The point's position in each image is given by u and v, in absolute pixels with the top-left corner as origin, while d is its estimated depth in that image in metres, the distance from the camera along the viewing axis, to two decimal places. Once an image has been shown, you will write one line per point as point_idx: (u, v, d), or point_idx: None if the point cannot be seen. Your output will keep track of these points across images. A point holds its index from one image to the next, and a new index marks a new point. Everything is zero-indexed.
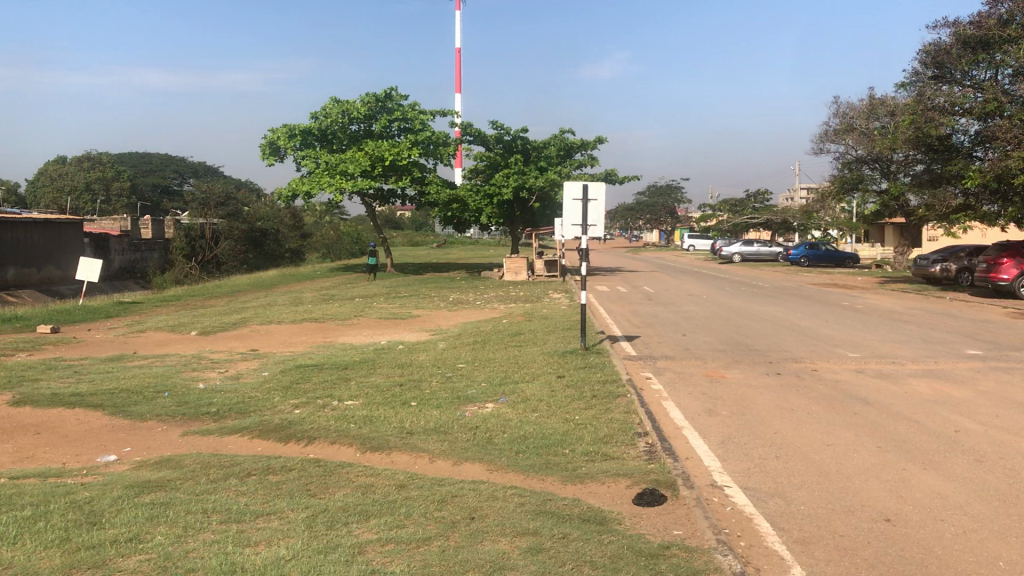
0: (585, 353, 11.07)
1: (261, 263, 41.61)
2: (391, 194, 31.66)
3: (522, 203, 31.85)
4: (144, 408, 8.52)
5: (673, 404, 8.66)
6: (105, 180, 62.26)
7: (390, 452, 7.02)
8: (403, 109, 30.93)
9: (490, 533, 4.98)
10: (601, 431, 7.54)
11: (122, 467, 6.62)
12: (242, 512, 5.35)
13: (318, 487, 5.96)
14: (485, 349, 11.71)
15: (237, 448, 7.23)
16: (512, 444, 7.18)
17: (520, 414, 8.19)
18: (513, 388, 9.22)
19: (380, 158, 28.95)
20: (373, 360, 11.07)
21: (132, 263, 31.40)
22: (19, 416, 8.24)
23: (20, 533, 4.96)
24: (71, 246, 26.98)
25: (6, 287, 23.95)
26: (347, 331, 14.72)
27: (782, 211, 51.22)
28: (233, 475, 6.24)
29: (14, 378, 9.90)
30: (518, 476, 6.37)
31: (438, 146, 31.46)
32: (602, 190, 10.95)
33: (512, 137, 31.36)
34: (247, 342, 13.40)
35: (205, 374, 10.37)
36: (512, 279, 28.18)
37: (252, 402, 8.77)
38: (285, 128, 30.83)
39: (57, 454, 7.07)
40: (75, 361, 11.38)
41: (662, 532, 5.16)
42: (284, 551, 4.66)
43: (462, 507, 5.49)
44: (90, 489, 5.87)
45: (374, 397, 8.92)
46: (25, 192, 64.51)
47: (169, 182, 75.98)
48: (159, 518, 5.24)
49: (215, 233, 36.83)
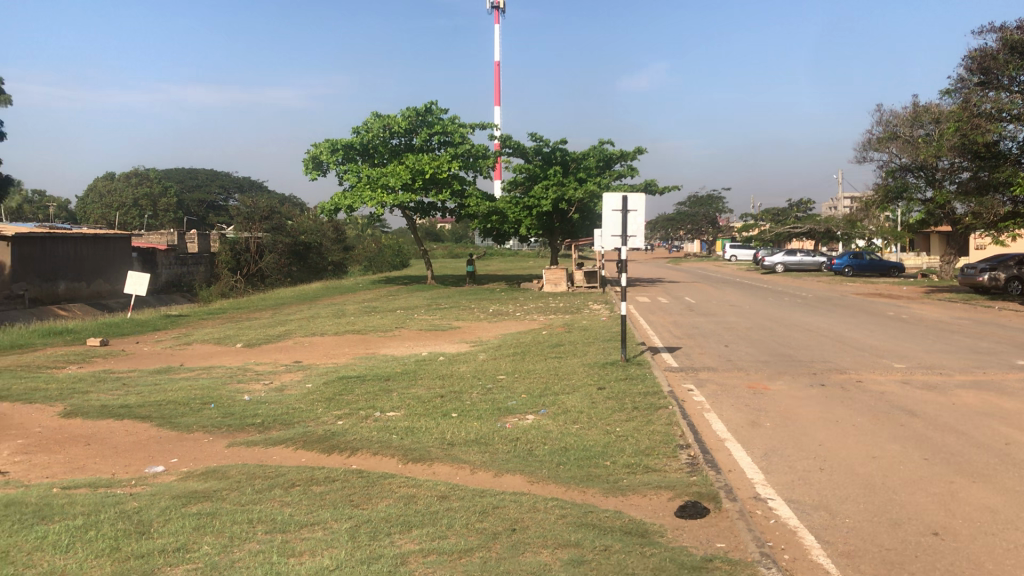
0: (627, 365, 11.04)
1: (304, 275, 42.20)
2: (431, 206, 31.87)
3: (562, 215, 31.74)
4: (191, 420, 8.66)
5: (714, 416, 8.59)
6: (153, 197, 63.43)
7: (431, 464, 7.07)
8: (443, 122, 31.05)
9: (531, 545, 4.99)
10: (643, 443, 7.51)
11: (169, 478, 6.75)
12: (287, 523, 5.42)
13: (361, 498, 6.01)
14: (525, 361, 11.74)
15: (282, 458, 7.34)
16: (553, 456, 7.20)
17: (560, 426, 8.17)
18: (553, 400, 9.23)
19: (420, 171, 29.16)
20: (414, 372, 11.14)
21: (179, 276, 32.24)
22: (70, 428, 8.41)
23: (72, 542, 5.09)
24: (120, 261, 27.64)
25: (56, 301, 24.71)
26: (389, 343, 14.84)
27: (825, 221, 50.35)
28: (278, 486, 6.34)
29: (65, 390, 10.10)
30: (559, 488, 6.38)
31: (478, 158, 31.49)
32: (641, 200, 10.83)
33: (552, 149, 31.32)
34: (291, 354, 13.55)
35: (250, 386, 10.49)
36: (552, 290, 28.24)
37: (296, 413, 8.87)
38: (326, 143, 31.04)
39: (106, 464, 7.21)
40: (124, 373, 11.60)
41: (704, 545, 5.13)
42: (329, 561, 4.73)
43: (503, 518, 5.51)
44: (139, 500, 5.99)
45: (414, 409, 8.97)
46: (75, 209, 66.29)
47: (215, 198, 77.25)
48: (207, 528, 5.34)
49: (260, 246, 37.24)
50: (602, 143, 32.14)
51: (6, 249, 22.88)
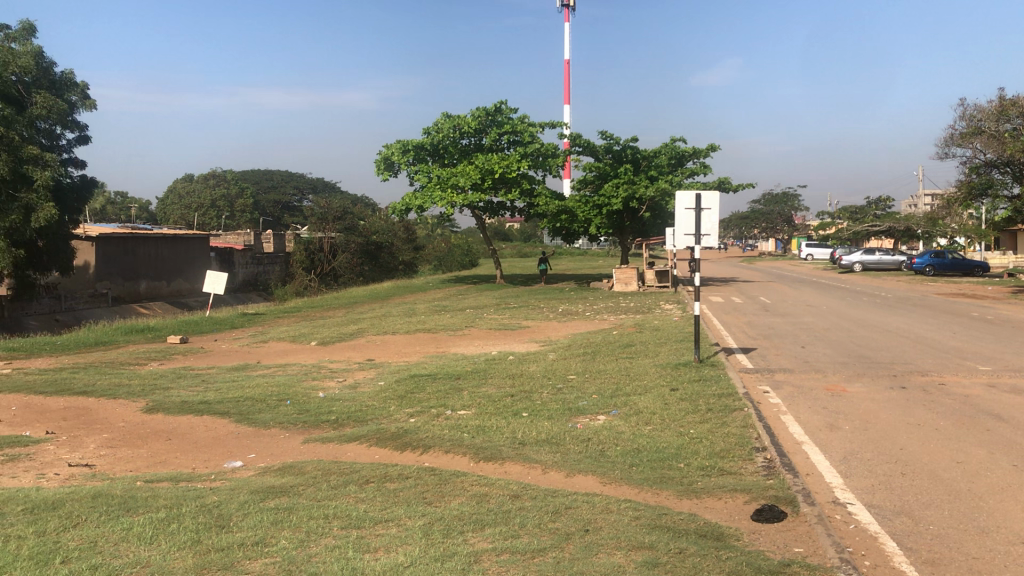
0: (700, 365, 10.87)
1: (375, 275, 42.74)
2: (501, 206, 31.97)
3: (633, 214, 31.45)
4: (268, 416, 8.82)
5: (791, 419, 8.41)
6: (230, 198, 64.92)
7: (503, 463, 7.06)
8: (513, 122, 31.04)
9: (605, 547, 4.94)
10: (717, 445, 7.39)
11: (247, 473, 6.88)
12: (362, 519, 5.47)
13: (434, 496, 6.03)
14: (596, 361, 11.66)
15: (356, 455, 7.42)
16: (625, 457, 7.12)
17: (633, 427, 8.09)
18: (625, 401, 9.14)
19: (490, 171, 29.26)
20: (485, 371, 11.16)
21: (255, 275, 33.02)
22: (153, 423, 8.64)
23: (155, 534, 5.21)
24: (198, 260, 28.41)
25: (137, 299, 25.62)
26: (460, 342, 14.91)
27: (905, 219, 48.95)
28: (352, 482, 6.40)
29: (148, 386, 10.40)
30: (632, 489, 6.31)
31: (548, 157, 31.42)
32: (715, 198, 10.66)
33: (623, 147, 31.08)
34: (363, 352, 13.71)
35: (325, 383, 10.65)
36: (623, 290, 28.13)
37: (369, 410, 8.97)
38: (398, 144, 31.48)
39: (187, 459, 7.38)
40: (203, 370, 11.89)
41: (782, 549, 5.01)
42: (403, 558, 4.75)
43: (576, 519, 5.47)
44: (219, 494, 6.12)
45: (486, 408, 8.98)
46: (156, 211, 68.31)
47: (289, 199, 78.75)
48: (284, 522, 5.42)
49: (333, 246, 37.81)
50: (673, 141, 31.79)
51: (90, 249, 24.11)
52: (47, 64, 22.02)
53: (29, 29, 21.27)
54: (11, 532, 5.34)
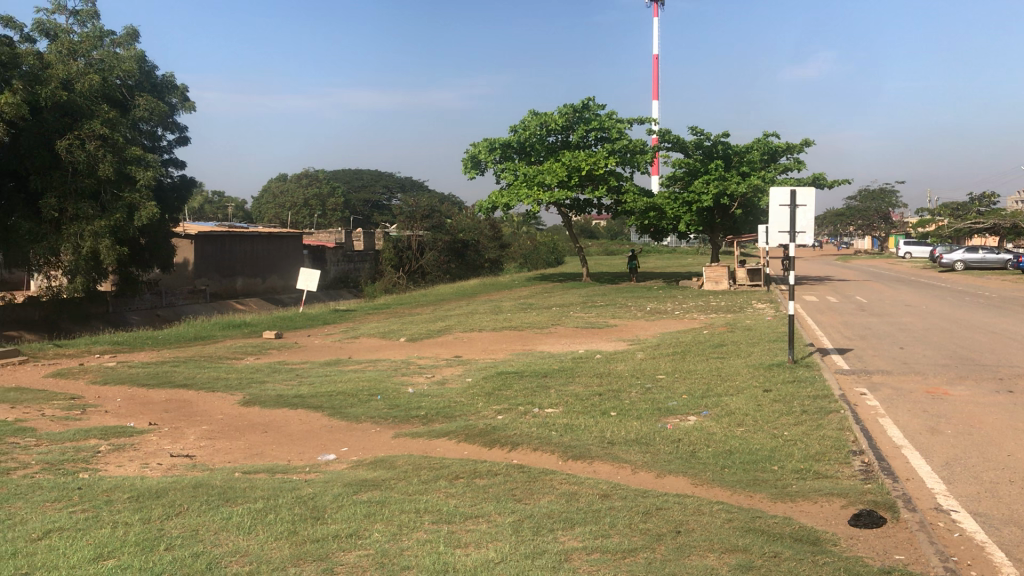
0: (793, 366, 10.62)
1: (462, 273, 43.17)
2: (587, 203, 31.86)
3: (723, 210, 31.01)
4: (359, 410, 8.97)
5: (890, 422, 8.14)
6: (322, 197, 66.36)
7: (592, 461, 7.02)
8: (601, 118, 30.82)
9: (697, 548, 4.86)
10: (812, 448, 7.20)
11: (341, 466, 7.00)
12: (453, 514, 5.51)
13: (524, 493, 6.04)
14: (685, 361, 11.49)
15: (445, 451, 7.48)
16: (717, 458, 7.01)
17: (725, 428, 7.95)
18: (716, 401, 8.99)
19: (577, 168, 29.19)
20: (573, 369, 11.13)
21: (345, 273, 33.76)
22: (250, 416, 8.89)
23: (254, 524, 5.35)
24: (292, 257, 29.13)
25: (234, 295, 26.44)
26: (548, 340, 14.91)
27: (1012, 216, 46.91)
28: (442, 477, 6.46)
29: (245, 380, 10.71)
30: (724, 491, 6.20)
31: (636, 154, 31.10)
32: (811, 194, 10.40)
33: (713, 143, 30.61)
34: (452, 349, 13.83)
35: (414, 379, 10.78)
36: (712, 288, 27.70)
37: (457, 406, 9.04)
38: (485, 142, 31.75)
39: (282, 451, 7.56)
40: (296, 365, 12.18)
41: (882, 556, 4.85)
42: (494, 554, 4.77)
43: (668, 520, 5.40)
44: (313, 486, 6.24)
45: (574, 406, 8.95)
46: (252, 210, 70.32)
47: (379, 198, 80.09)
48: (376, 515, 5.49)
49: (421, 244, 38.25)
50: (766, 136, 31.13)
51: (188, 247, 25.01)
52: (149, 68, 22.91)
53: (133, 35, 22.15)
54: (118, 518, 5.55)
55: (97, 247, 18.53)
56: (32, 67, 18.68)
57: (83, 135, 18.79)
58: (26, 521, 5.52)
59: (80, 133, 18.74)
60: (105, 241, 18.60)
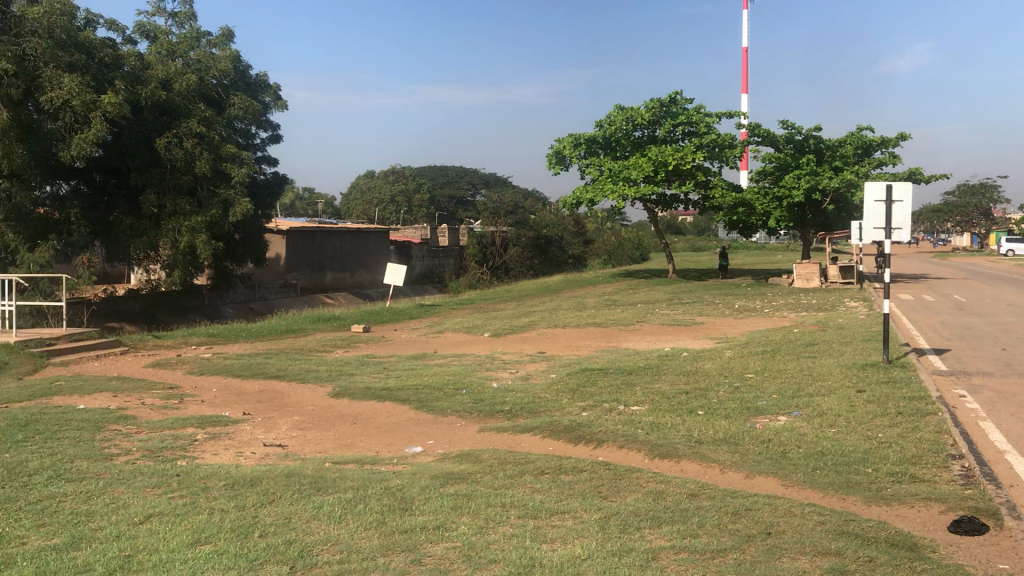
0: (888, 366, 10.29)
1: (546, 269, 43.23)
2: (673, 199, 31.50)
3: (815, 206, 30.05)
4: (445, 404, 9.05)
5: (992, 426, 7.80)
6: (409, 193, 67.24)
7: (679, 460, 6.94)
8: (688, 112, 30.38)
9: (789, 551, 4.75)
10: (909, 451, 6.97)
11: (427, 459, 7.08)
12: (538, 509, 5.51)
13: (610, 490, 6.00)
14: (775, 359, 11.25)
15: (531, 446, 7.49)
16: (808, 460, 6.84)
17: (816, 429, 7.76)
18: (807, 401, 8.78)
19: (663, 163, 28.91)
20: (659, 366, 11.03)
21: (431, 268, 34.16)
22: (339, 407, 9.07)
23: (344, 513, 5.45)
24: (379, 253, 29.61)
25: (323, 290, 27.07)
26: (632, 336, 14.80)
27: None
28: (528, 472, 6.46)
29: (334, 372, 10.93)
30: (815, 493, 6.06)
31: (724, 148, 30.52)
32: (907, 189, 10.05)
33: (805, 137, 29.90)
34: (537, 344, 13.85)
35: (499, 374, 10.82)
36: (803, 286, 27.05)
37: (542, 402, 9.04)
38: (570, 137, 31.78)
39: (370, 443, 7.67)
40: (383, 358, 12.37)
41: (985, 565, 4.66)
42: (581, 550, 4.75)
43: (757, 521, 5.29)
44: (401, 478, 6.33)
45: (660, 404, 8.86)
46: (340, 206, 71.75)
47: (464, 194, 80.76)
48: (463, 508, 5.53)
49: (504, 240, 38.26)
50: (860, 130, 30.29)
51: (280, 242, 25.71)
52: (243, 68, 23.56)
53: (229, 35, 22.78)
54: (215, 505, 5.72)
55: (194, 241, 19.10)
56: (133, 68, 19.44)
57: (181, 133, 19.43)
58: (128, 505, 5.74)
59: (178, 131, 19.41)
60: (202, 236, 19.16)
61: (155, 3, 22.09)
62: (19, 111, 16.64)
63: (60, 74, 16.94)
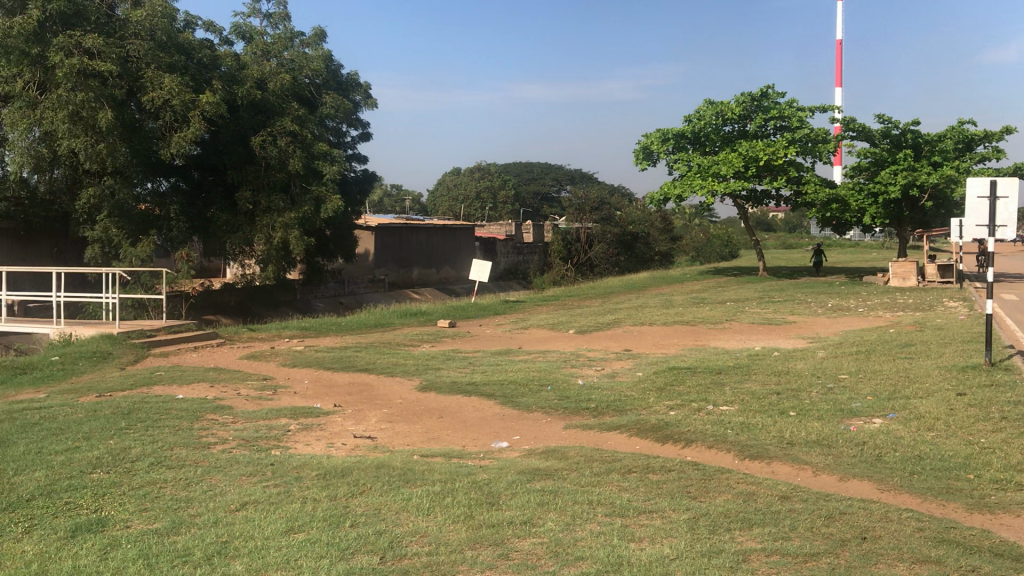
0: (991, 369, 9.88)
1: (631, 266, 42.94)
2: (764, 195, 30.89)
3: (913, 202, 29.08)
4: (531, 400, 9.06)
5: None
6: (493, 190, 67.56)
7: (770, 461, 6.81)
8: (780, 106, 29.71)
9: (886, 557, 4.61)
10: (1014, 457, 6.68)
11: (514, 454, 7.10)
12: (626, 508, 5.47)
13: (699, 490, 5.92)
14: (869, 360, 10.92)
15: (617, 444, 7.45)
16: (906, 464, 6.62)
17: (914, 433, 7.51)
18: (903, 404, 8.51)
19: (754, 158, 28.39)
20: (748, 366, 10.83)
21: (515, 264, 34.29)
22: (426, 401, 9.17)
23: (432, 506, 5.51)
24: (465, 249, 29.85)
25: (411, 285, 27.44)
26: (721, 335, 14.56)
27: None
28: (615, 471, 6.43)
29: (421, 366, 11.07)
30: (914, 499, 5.86)
31: (817, 143, 29.73)
32: (1013, 185, 9.64)
33: (902, 131, 28.96)
34: (623, 342, 13.75)
35: (584, 371, 10.78)
36: (900, 284, 26.28)
37: (628, 400, 8.98)
38: (658, 132, 31.51)
39: (457, 437, 7.74)
40: (469, 353, 12.46)
41: None
42: (669, 550, 4.70)
43: (852, 525, 5.15)
44: (488, 472, 6.36)
45: (750, 404, 8.70)
46: (426, 203, 72.55)
47: (549, 190, 80.75)
48: (550, 504, 5.53)
49: (589, 236, 37.90)
50: (961, 124, 29.17)
51: (370, 238, 26.19)
52: (334, 67, 24.02)
53: (321, 35, 23.26)
54: (307, 494, 5.85)
55: (288, 237, 19.49)
56: (230, 68, 20.04)
57: (275, 131, 19.92)
58: (225, 492, 5.91)
59: (272, 129, 19.91)
60: (294, 231, 19.55)
61: (250, 5, 22.70)
62: (122, 111, 17.34)
63: (161, 75, 17.57)
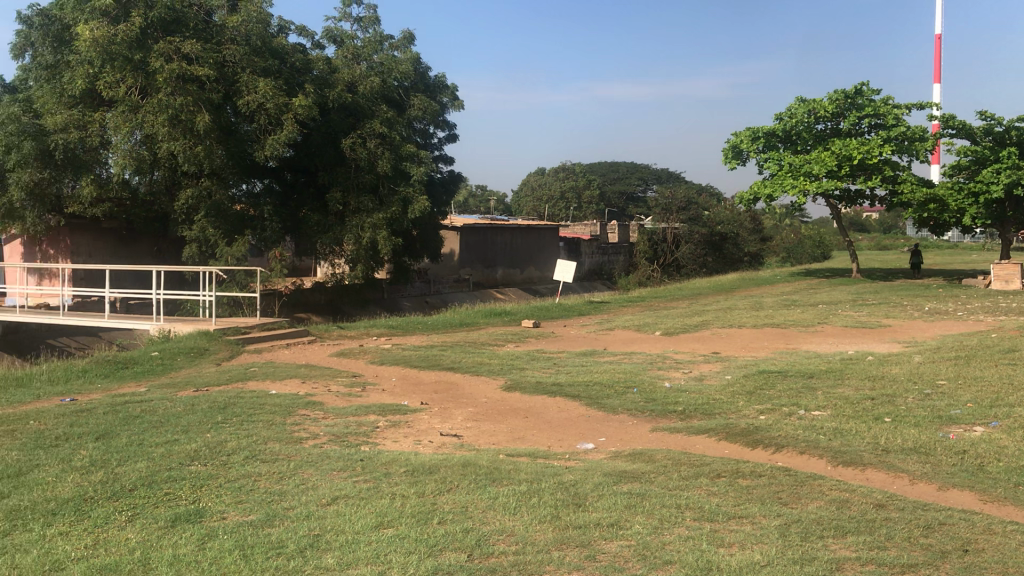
0: None
1: (719, 266, 42.32)
2: (858, 194, 30.04)
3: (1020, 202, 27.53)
4: (616, 402, 9.02)
5: None
6: (578, 190, 67.42)
7: (864, 468, 6.63)
8: (875, 104, 28.78)
9: (989, 570, 4.44)
10: None
11: (599, 456, 7.08)
12: (715, 512, 5.40)
13: (790, 497, 5.80)
14: (970, 366, 10.52)
15: (705, 448, 7.36)
16: (1011, 475, 6.35)
17: (1019, 442, 7.20)
18: (1006, 412, 8.17)
19: (847, 157, 27.67)
20: (842, 370, 10.56)
21: (600, 265, 34.20)
22: (511, 401, 9.22)
23: (519, 505, 5.53)
24: (550, 249, 29.89)
25: (495, 285, 27.62)
26: (812, 338, 14.23)
27: None
28: (703, 475, 6.34)
29: (506, 366, 11.13)
30: (1019, 511, 5.62)
31: (914, 142, 28.69)
32: None
33: (1006, 128, 27.58)
34: (710, 345, 13.55)
35: (671, 374, 10.67)
36: (1002, 288, 25.26)
37: (717, 404, 8.85)
38: (748, 131, 31.03)
39: (542, 437, 7.75)
40: (554, 354, 12.47)
41: None
42: (760, 556, 4.62)
43: (952, 537, 4.98)
44: (575, 473, 6.36)
45: (843, 409, 8.48)
46: (512, 203, 72.84)
47: (634, 190, 80.13)
48: (637, 507, 5.49)
49: (675, 236, 37.20)
50: None
51: (455, 239, 26.43)
52: (423, 70, 24.32)
53: (410, 38, 23.58)
54: (396, 490, 5.94)
55: (376, 237, 19.75)
56: (322, 72, 20.55)
57: (365, 133, 20.28)
58: (317, 487, 6.05)
59: (362, 131, 20.28)
60: (382, 232, 19.79)
61: (341, 9, 23.17)
62: (220, 114, 17.94)
63: (256, 79, 18.12)
